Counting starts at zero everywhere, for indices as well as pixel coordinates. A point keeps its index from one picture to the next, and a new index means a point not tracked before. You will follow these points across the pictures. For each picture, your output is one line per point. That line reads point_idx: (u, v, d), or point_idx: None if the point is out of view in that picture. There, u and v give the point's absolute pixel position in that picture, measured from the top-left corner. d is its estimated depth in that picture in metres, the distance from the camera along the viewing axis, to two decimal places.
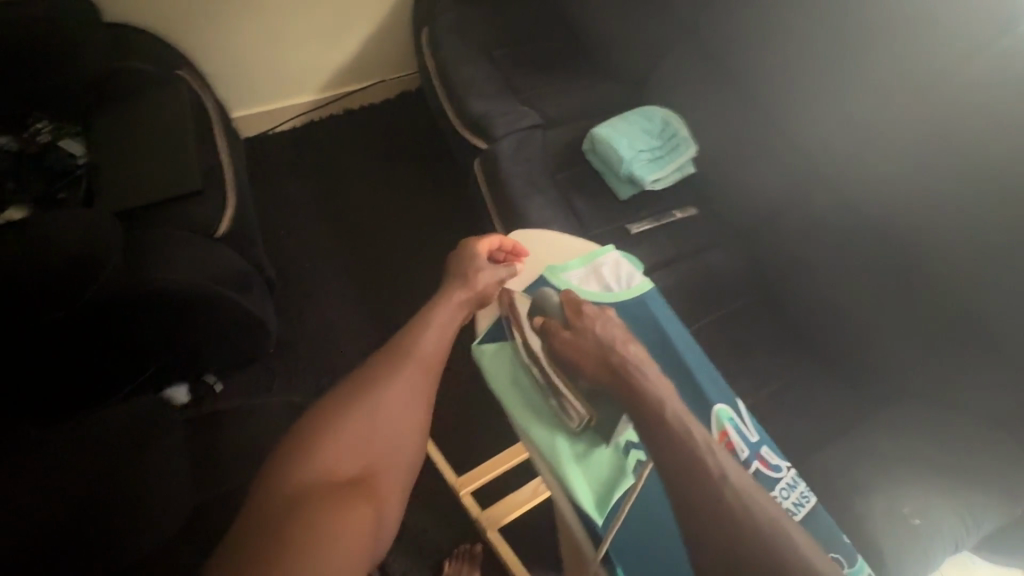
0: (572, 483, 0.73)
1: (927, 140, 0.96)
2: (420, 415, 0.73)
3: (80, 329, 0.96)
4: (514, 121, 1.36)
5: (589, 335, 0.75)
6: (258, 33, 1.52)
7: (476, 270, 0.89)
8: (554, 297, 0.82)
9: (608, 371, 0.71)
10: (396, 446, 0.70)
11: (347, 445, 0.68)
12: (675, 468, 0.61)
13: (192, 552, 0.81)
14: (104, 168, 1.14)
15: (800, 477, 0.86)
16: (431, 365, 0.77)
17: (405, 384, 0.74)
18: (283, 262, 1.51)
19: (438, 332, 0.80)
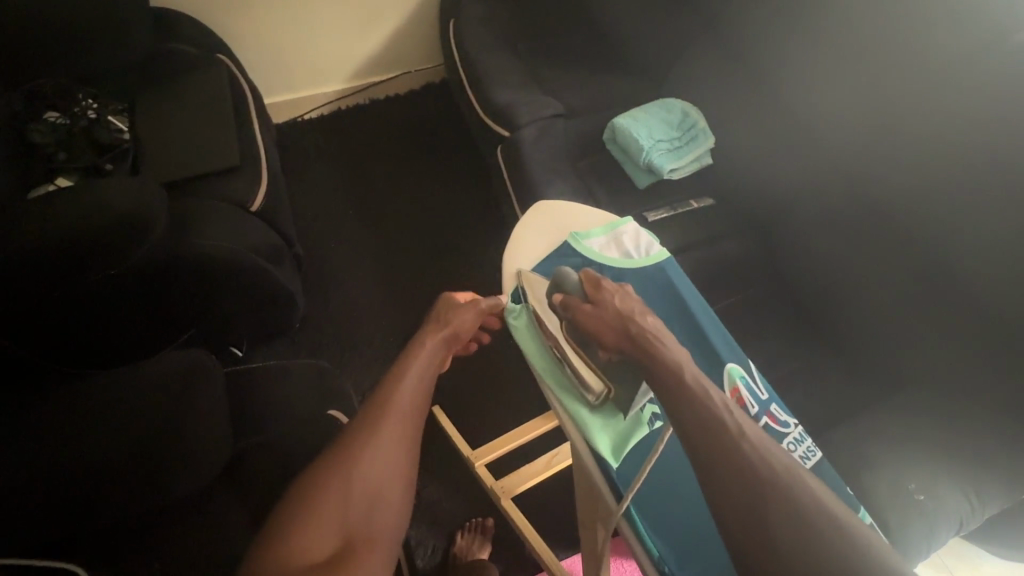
0: (599, 446, 0.74)
1: (950, 129, 0.95)
2: (402, 475, 0.69)
3: (129, 286, 1.04)
4: (537, 109, 1.40)
5: (609, 307, 0.76)
6: (292, 20, 1.57)
7: (450, 315, 0.88)
8: (573, 276, 0.82)
9: (626, 340, 0.71)
10: (381, 512, 0.66)
11: (331, 518, 0.63)
12: (695, 428, 0.60)
13: (234, 518, 0.91)
14: (149, 144, 1.22)
15: (807, 433, 0.87)
16: (417, 416, 0.74)
17: (385, 444, 0.70)
18: (310, 242, 1.57)
19: (415, 383, 0.77)
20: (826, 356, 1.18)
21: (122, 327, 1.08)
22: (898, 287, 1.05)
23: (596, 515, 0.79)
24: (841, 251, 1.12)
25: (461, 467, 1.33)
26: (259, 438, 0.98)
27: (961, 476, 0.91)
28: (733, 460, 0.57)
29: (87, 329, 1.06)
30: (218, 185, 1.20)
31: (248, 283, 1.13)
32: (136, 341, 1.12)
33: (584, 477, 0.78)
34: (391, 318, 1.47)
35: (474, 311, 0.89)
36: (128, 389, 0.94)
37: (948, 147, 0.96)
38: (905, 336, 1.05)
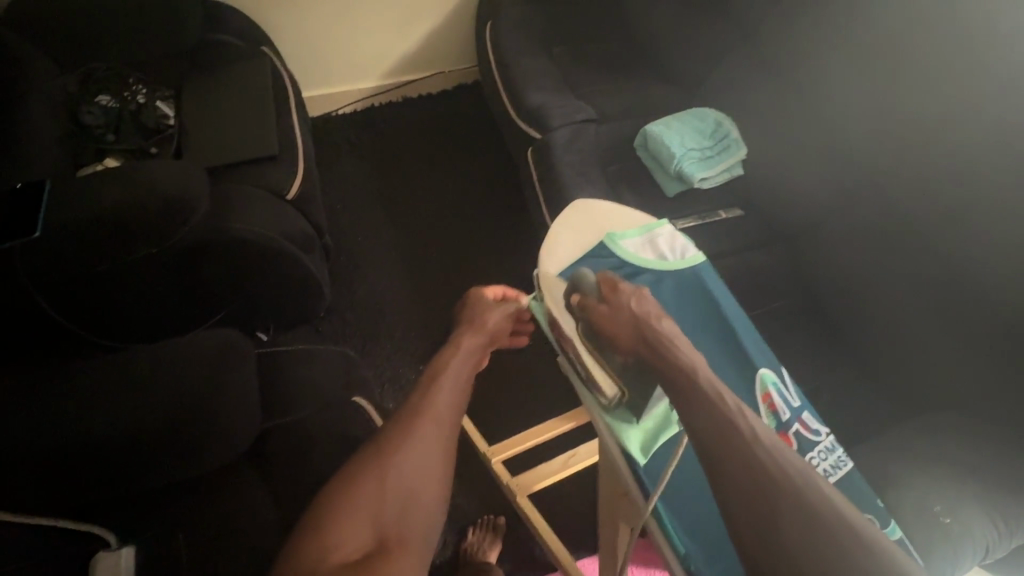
0: (630, 445, 0.73)
1: (990, 151, 0.94)
2: (436, 475, 0.70)
3: (170, 268, 1.07)
4: (569, 113, 1.41)
5: (626, 309, 0.74)
6: (333, 16, 1.61)
7: (483, 317, 0.92)
8: (589, 276, 0.80)
9: (642, 343, 0.70)
10: (415, 510, 0.67)
11: (364, 514, 0.65)
12: (709, 431, 0.59)
13: (265, 502, 0.94)
14: (192, 130, 1.26)
15: (839, 444, 0.85)
16: (447, 415, 0.75)
17: (421, 444, 0.71)
18: (339, 234, 1.60)
19: (449, 384, 0.79)
20: (850, 372, 1.17)
21: (152, 304, 1.11)
22: (928, 307, 1.04)
23: (622, 509, 0.80)
24: (870, 269, 1.12)
25: (476, 463, 1.34)
26: (287, 417, 1.01)
27: (990, 501, 0.89)
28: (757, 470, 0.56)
29: (120, 304, 1.09)
30: (256, 172, 1.23)
31: (279, 267, 1.15)
32: (167, 319, 1.14)
33: (611, 472, 0.78)
34: (413, 312, 1.49)
35: (503, 313, 0.94)
36: (164, 365, 0.96)
37: (989, 168, 0.95)
38: (933, 358, 1.04)
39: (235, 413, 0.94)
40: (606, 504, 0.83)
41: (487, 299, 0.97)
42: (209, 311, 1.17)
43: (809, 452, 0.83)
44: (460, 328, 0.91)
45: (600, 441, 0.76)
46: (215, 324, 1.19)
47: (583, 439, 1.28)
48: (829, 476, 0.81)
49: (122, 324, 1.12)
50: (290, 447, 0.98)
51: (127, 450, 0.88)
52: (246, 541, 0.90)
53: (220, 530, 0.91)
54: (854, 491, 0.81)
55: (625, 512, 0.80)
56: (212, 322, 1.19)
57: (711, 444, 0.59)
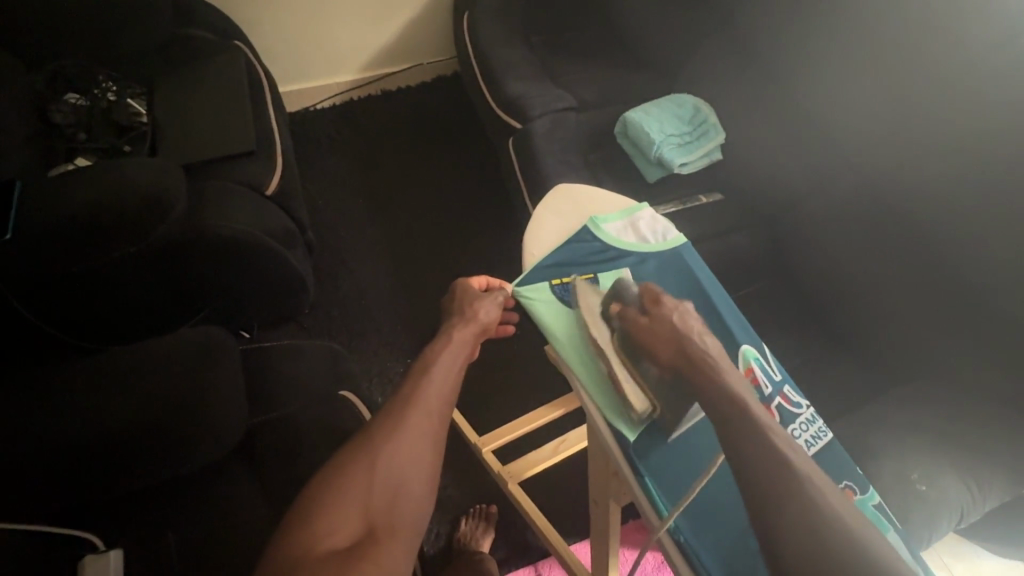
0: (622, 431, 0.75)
1: (955, 130, 0.97)
2: (426, 467, 0.70)
3: (147, 267, 1.05)
4: (549, 102, 1.41)
5: (667, 323, 0.76)
6: (309, 8, 1.59)
7: (473, 308, 0.90)
8: (634, 289, 0.84)
9: (683, 358, 0.72)
10: (404, 502, 0.67)
11: (351, 507, 0.65)
12: (730, 423, 0.63)
13: (253, 500, 0.94)
14: (167, 127, 1.24)
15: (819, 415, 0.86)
16: (436, 408, 0.75)
17: (410, 437, 0.71)
18: (321, 230, 1.59)
19: (440, 378, 0.78)
20: (830, 350, 1.20)
21: (131, 305, 1.09)
22: (901, 284, 1.07)
23: (612, 490, 0.82)
24: (845, 248, 1.14)
25: (466, 454, 1.35)
26: (274, 414, 1.00)
27: (961, 466, 0.92)
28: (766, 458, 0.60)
29: (99, 306, 1.07)
30: (234, 167, 1.21)
31: (261, 263, 1.14)
32: (147, 321, 1.12)
33: (601, 453, 0.79)
34: (400, 307, 1.48)
35: (494, 303, 0.92)
36: (145, 364, 0.95)
37: (954, 147, 0.97)
38: (906, 333, 1.07)
39: (220, 412, 0.93)
40: (597, 486, 0.84)
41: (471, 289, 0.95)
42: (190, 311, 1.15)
43: (790, 424, 0.83)
44: (451, 320, 0.89)
45: (593, 430, 0.78)
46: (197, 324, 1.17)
47: (571, 425, 1.29)
48: (808, 447, 0.82)
49: (100, 326, 1.10)
50: (277, 444, 0.98)
51: (108, 452, 0.87)
52: (236, 539, 0.90)
53: (207, 530, 0.90)
54: (832, 460, 0.82)
55: (616, 493, 0.81)
56: (193, 321, 1.17)
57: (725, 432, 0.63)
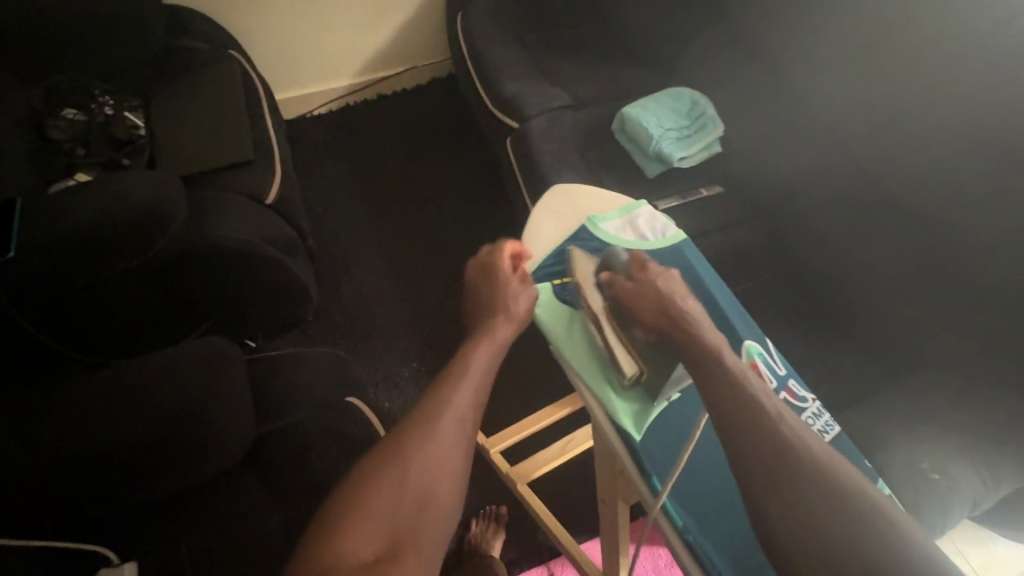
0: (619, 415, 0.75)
1: (953, 114, 0.96)
2: (454, 476, 0.68)
3: (150, 280, 1.05)
4: (545, 101, 1.41)
5: (650, 286, 0.74)
6: (302, 15, 1.59)
7: (509, 299, 0.82)
8: (621, 254, 0.81)
9: (667, 320, 0.71)
10: (430, 516, 0.66)
11: (377, 518, 0.64)
12: (731, 407, 0.62)
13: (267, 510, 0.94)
14: (164, 139, 1.24)
15: (825, 408, 0.85)
16: (467, 415, 0.72)
17: (436, 448, 0.69)
18: (322, 235, 1.59)
19: (474, 382, 0.75)
20: (836, 340, 1.19)
21: (135, 317, 1.09)
22: (905, 271, 1.06)
23: (620, 487, 0.81)
24: (847, 237, 1.14)
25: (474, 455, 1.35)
26: (280, 422, 1.00)
27: (972, 453, 0.92)
28: (762, 448, 0.59)
29: (105, 319, 1.07)
30: (232, 177, 1.21)
31: (263, 274, 1.14)
32: (152, 332, 1.13)
33: (607, 450, 0.78)
34: (403, 310, 1.48)
35: (529, 295, 0.84)
36: (153, 378, 0.94)
37: (953, 131, 0.97)
38: (911, 319, 1.06)
39: (227, 423, 0.93)
40: (605, 482, 0.83)
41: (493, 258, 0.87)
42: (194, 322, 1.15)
43: (798, 418, 0.82)
44: (486, 311, 0.82)
45: (597, 427, 0.78)
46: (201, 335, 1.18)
47: (578, 424, 1.29)
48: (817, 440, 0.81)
49: (107, 340, 1.11)
50: (285, 452, 0.98)
51: (124, 466, 0.87)
52: (251, 548, 0.90)
53: (223, 540, 0.91)
54: (841, 453, 0.81)
55: (625, 490, 0.81)
56: (197, 332, 1.17)
57: (721, 423, 0.62)
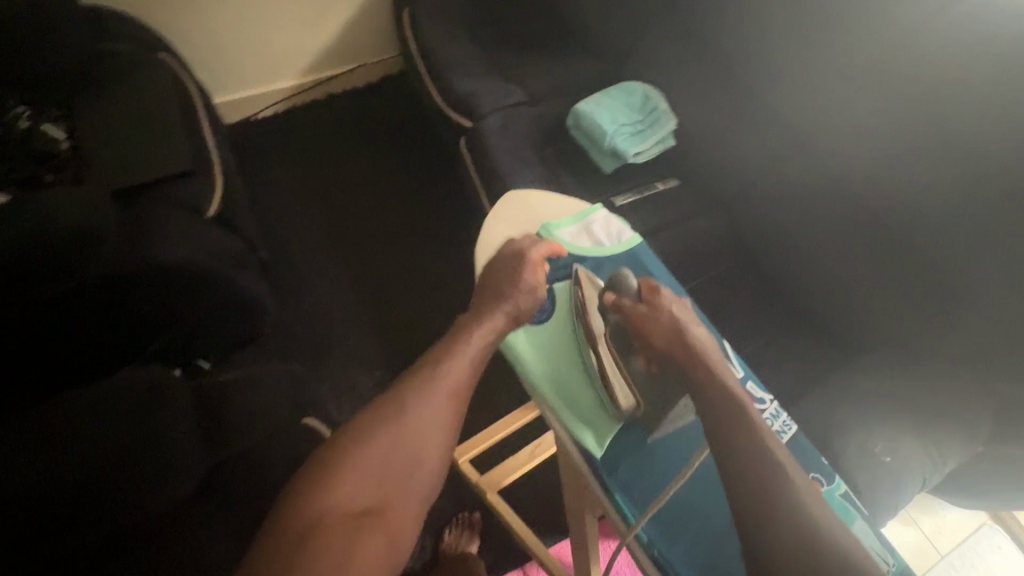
0: (581, 433, 0.75)
1: (893, 103, 0.99)
2: (442, 443, 0.68)
3: (88, 305, 0.98)
4: (498, 98, 1.39)
5: (665, 314, 0.75)
6: (238, 13, 1.51)
7: (508, 287, 0.80)
8: (631, 279, 0.80)
9: (680, 344, 0.71)
10: (414, 481, 0.65)
11: (365, 472, 0.63)
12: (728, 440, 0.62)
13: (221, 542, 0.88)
14: (89, 151, 1.15)
15: (783, 409, 0.85)
16: (461, 385, 0.71)
17: (430, 412, 0.68)
18: (275, 245, 1.53)
19: (471, 354, 0.74)
20: (792, 327, 1.22)
21: (70, 344, 1.01)
22: (855, 258, 1.09)
23: (585, 501, 0.81)
24: (799, 227, 1.16)
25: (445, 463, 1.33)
26: (236, 449, 0.95)
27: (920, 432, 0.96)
28: (759, 463, 0.60)
29: (37, 347, 0.98)
30: (168, 190, 1.14)
31: (209, 295, 1.09)
32: (91, 359, 1.05)
33: (571, 466, 0.79)
34: (364, 319, 1.44)
35: (530, 290, 0.81)
36: (95, 407, 0.89)
37: (894, 119, 0.99)
38: (862, 304, 1.10)
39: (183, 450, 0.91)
40: (571, 497, 0.82)
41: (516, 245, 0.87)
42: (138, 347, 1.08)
43: None
44: (486, 292, 0.80)
45: (558, 441, 0.78)
46: (146, 359, 1.10)
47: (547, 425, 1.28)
48: None
49: (38, 369, 1.01)
50: (240, 481, 0.93)
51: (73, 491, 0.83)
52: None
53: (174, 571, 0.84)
54: (798, 453, 0.81)
55: (589, 505, 0.80)
56: (141, 357, 1.09)
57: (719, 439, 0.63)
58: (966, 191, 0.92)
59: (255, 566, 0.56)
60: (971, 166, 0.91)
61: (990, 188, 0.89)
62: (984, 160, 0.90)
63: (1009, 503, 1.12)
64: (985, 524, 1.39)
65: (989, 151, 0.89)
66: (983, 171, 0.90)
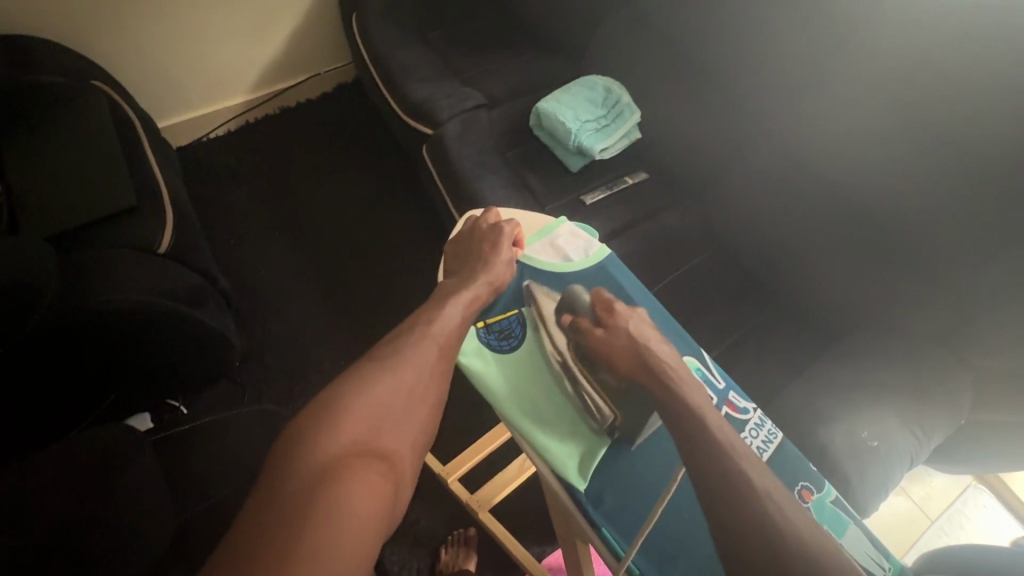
0: (561, 461, 0.73)
1: (856, 85, 0.97)
2: (436, 392, 0.71)
3: (39, 356, 0.92)
4: (457, 103, 1.34)
5: (622, 334, 0.75)
6: (174, 32, 1.43)
7: (487, 258, 0.85)
8: (585, 296, 0.83)
9: (641, 369, 0.72)
10: (409, 426, 0.67)
11: (364, 415, 0.64)
12: (718, 487, 0.59)
13: None
14: (21, 194, 1.07)
15: (767, 416, 0.84)
16: (449, 339, 0.75)
17: (421, 363, 0.71)
18: (238, 272, 1.47)
19: (457, 311, 0.78)
20: (771, 313, 1.21)
21: (33, 392, 0.96)
22: (830, 241, 1.08)
23: (574, 530, 0.79)
24: (773, 212, 1.15)
25: (434, 480, 1.30)
26: (212, 498, 0.90)
27: (907, 414, 0.94)
28: (733, 484, 0.58)
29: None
30: (114, 230, 1.07)
31: (168, 332, 1.04)
32: (57, 402, 1.01)
33: (554, 498, 0.77)
34: (338, 341, 1.39)
35: (506, 261, 0.86)
36: (56, 462, 0.81)
37: (857, 101, 0.97)
38: (837, 287, 1.09)
39: (152, 492, 0.84)
40: (561, 524, 0.81)
41: (487, 221, 0.92)
42: (108, 384, 1.05)
43: (741, 432, 0.81)
44: (468, 264, 0.85)
45: (541, 476, 0.75)
46: (118, 395, 1.08)
47: None
48: (759, 456, 0.79)
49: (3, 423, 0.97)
50: (219, 532, 0.87)
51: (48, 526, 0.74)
52: None
53: None
54: (788, 461, 0.80)
55: (577, 533, 0.78)
56: (115, 394, 1.08)
57: (693, 458, 0.62)
58: (932, 166, 0.91)
59: (256, 508, 0.54)
60: (936, 141, 0.89)
61: (956, 161, 0.88)
62: (947, 135, 0.88)
63: (994, 467, 1.13)
64: (971, 486, 1.42)
65: (950, 126, 0.87)
66: (947, 145, 0.88)
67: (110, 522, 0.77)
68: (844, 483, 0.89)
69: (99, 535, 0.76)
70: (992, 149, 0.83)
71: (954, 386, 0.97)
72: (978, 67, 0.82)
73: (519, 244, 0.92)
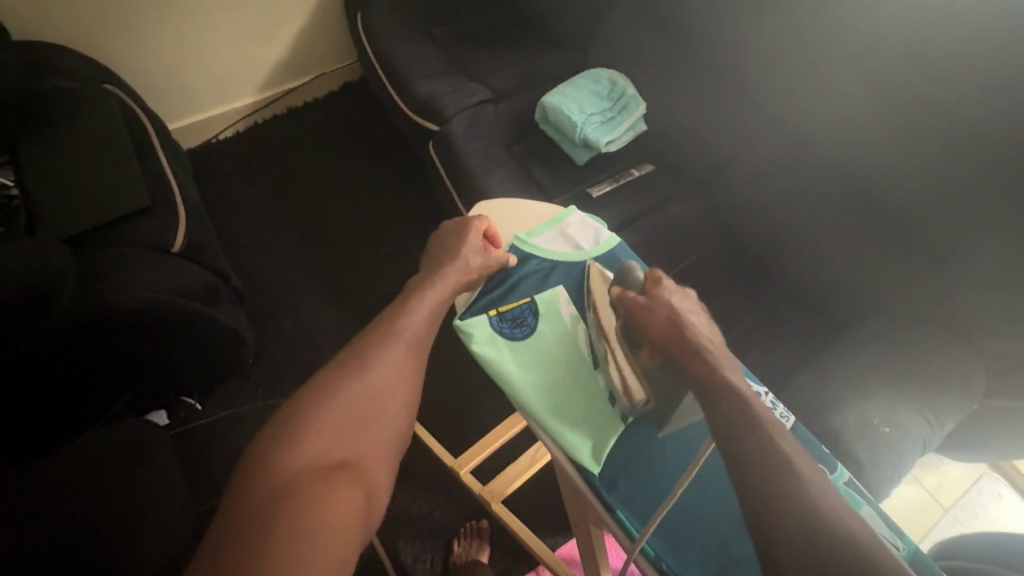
0: (575, 447, 0.74)
1: (864, 71, 0.96)
2: (406, 395, 0.73)
3: (55, 358, 0.94)
4: (463, 98, 1.34)
5: (663, 304, 0.75)
6: (182, 34, 1.44)
7: (455, 255, 0.85)
8: (638, 272, 0.82)
9: (675, 337, 0.71)
10: (379, 431, 0.70)
11: (332, 427, 0.68)
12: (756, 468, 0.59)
13: None
14: (40, 196, 1.09)
15: (779, 400, 0.84)
16: (419, 341, 0.77)
17: (390, 368, 0.73)
18: (249, 272, 1.48)
19: (427, 312, 0.80)
20: (780, 301, 1.21)
21: (50, 393, 0.98)
22: (842, 228, 1.07)
23: (588, 515, 0.80)
24: (780, 201, 1.15)
25: (446, 474, 1.32)
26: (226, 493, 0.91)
27: (921, 401, 0.94)
28: (768, 467, 0.58)
29: (15, 400, 0.95)
30: (130, 229, 1.09)
31: (182, 330, 1.06)
32: (72, 402, 1.03)
33: (569, 483, 0.78)
34: (349, 337, 1.41)
35: (474, 254, 0.86)
36: (76, 459, 0.83)
37: (866, 86, 0.97)
38: (846, 275, 1.09)
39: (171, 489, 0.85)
40: (574, 508, 0.82)
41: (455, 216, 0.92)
42: (123, 383, 1.07)
43: None
44: (436, 262, 0.86)
45: (557, 459, 0.76)
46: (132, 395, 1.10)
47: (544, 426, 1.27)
48: None
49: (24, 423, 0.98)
50: None
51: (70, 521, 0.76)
52: None
53: None
54: (800, 444, 0.80)
55: (592, 518, 0.79)
56: (129, 393, 1.09)
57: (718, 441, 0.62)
58: (943, 151, 0.90)
59: (228, 520, 0.58)
60: (945, 125, 0.89)
61: (968, 146, 0.87)
62: (958, 120, 0.87)
63: (1009, 454, 1.13)
64: (985, 474, 1.41)
65: (959, 111, 0.87)
66: (956, 129, 0.88)
67: (126, 519, 0.79)
68: (857, 470, 0.89)
69: (115, 532, 0.77)
70: (1003, 132, 0.83)
71: (967, 372, 0.97)
72: (988, 50, 0.82)
73: (495, 238, 0.93)
